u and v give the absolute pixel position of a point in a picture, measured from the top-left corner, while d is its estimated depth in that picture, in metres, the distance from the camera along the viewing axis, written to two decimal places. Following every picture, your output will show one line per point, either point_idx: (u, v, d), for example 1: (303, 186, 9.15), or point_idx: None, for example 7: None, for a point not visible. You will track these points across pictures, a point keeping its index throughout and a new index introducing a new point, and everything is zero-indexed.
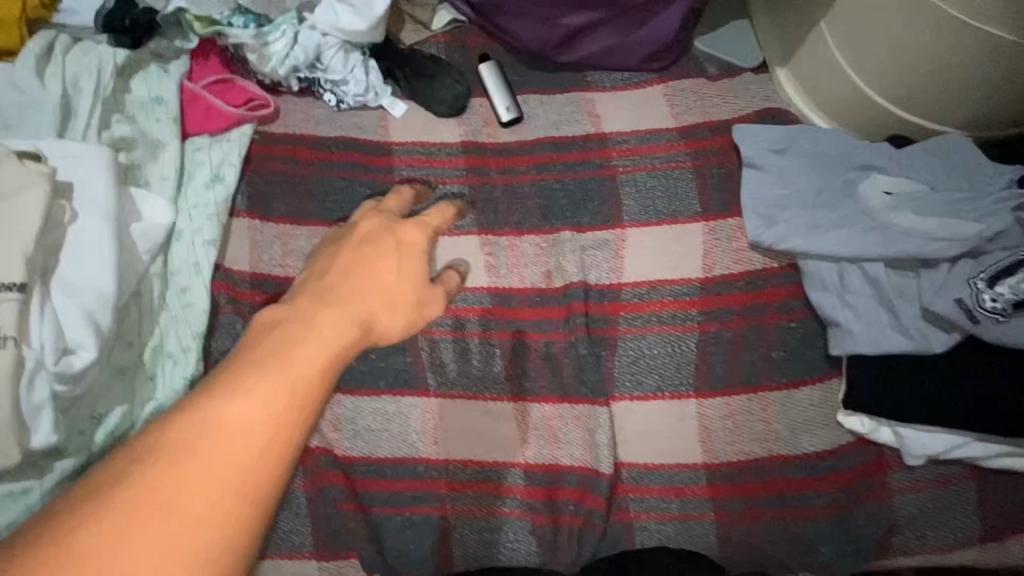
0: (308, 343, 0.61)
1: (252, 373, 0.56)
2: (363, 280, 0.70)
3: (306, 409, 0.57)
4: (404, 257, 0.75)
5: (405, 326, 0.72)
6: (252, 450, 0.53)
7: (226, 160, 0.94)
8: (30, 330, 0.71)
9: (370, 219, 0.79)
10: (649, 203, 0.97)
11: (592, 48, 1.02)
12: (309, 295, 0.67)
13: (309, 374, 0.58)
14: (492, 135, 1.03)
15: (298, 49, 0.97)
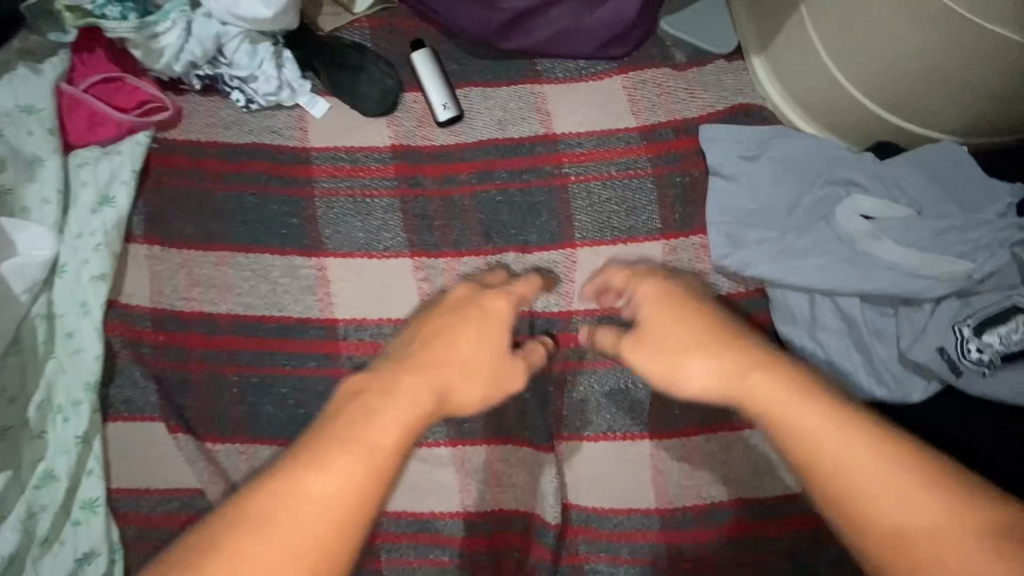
0: (386, 410, 0.55)
1: (329, 438, 0.52)
2: (442, 348, 0.65)
3: (388, 478, 0.52)
4: (489, 325, 0.70)
5: (482, 396, 0.66)
6: (329, 522, 0.48)
7: (117, 176, 0.81)
8: None
9: (459, 289, 0.75)
10: (604, 218, 0.86)
11: (542, 33, 0.88)
12: (390, 364, 0.62)
13: (389, 446, 0.53)
14: (429, 138, 0.90)
15: (195, 40, 0.82)
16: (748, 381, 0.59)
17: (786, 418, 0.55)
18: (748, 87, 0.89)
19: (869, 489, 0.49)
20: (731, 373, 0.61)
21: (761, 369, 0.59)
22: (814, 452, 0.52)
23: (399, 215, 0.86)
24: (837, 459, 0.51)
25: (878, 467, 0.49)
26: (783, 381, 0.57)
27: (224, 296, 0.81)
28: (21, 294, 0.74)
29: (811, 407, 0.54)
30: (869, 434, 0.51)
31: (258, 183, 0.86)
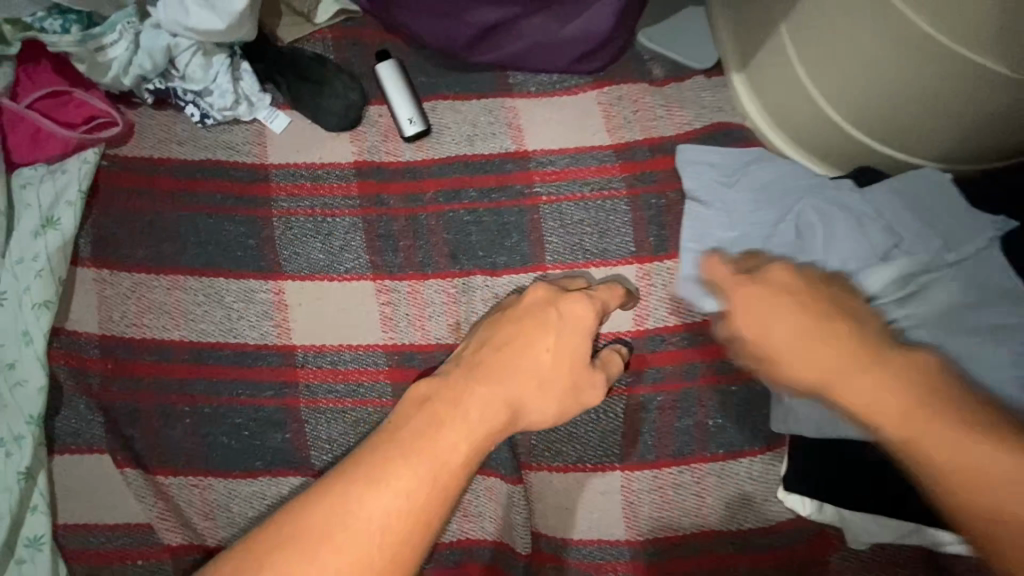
0: (459, 426, 0.60)
1: (400, 451, 0.56)
2: (521, 360, 0.67)
3: (446, 498, 0.56)
4: (565, 336, 0.70)
5: (549, 408, 0.68)
6: (389, 541, 0.53)
7: (62, 197, 0.78)
8: None
9: (535, 288, 0.74)
10: (576, 240, 0.82)
11: (512, 47, 0.84)
12: (473, 371, 0.66)
13: (454, 464, 0.57)
14: (394, 153, 0.86)
15: (143, 53, 0.79)
16: (834, 375, 0.57)
17: (881, 406, 0.54)
18: (727, 105, 0.86)
19: (993, 480, 0.48)
20: (820, 367, 0.58)
21: (846, 364, 0.57)
22: (915, 447, 0.52)
23: (362, 236, 0.83)
24: (940, 451, 0.50)
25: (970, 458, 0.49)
26: (873, 375, 0.56)
27: (178, 322, 0.78)
28: None
29: (902, 399, 0.53)
30: (965, 429, 0.50)
31: (216, 203, 0.82)
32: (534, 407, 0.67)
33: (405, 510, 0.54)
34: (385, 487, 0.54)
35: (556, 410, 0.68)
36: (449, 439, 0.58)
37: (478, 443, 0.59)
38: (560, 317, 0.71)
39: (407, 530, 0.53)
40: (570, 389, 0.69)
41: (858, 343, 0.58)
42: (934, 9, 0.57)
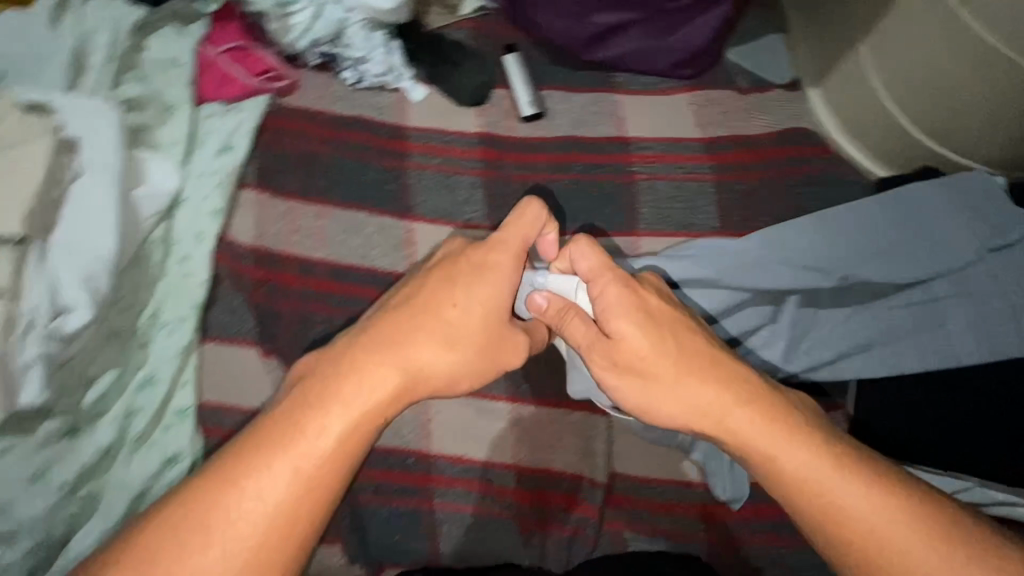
0: (354, 401, 0.62)
1: (299, 433, 0.60)
2: (431, 323, 0.67)
3: (339, 456, 0.60)
4: (482, 295, 0.68)
5: (454, 372, 0.67)
6: (290, 495, 0.58)
7: (240, 129, 0.93)
8: None
9: (453, 242, 0.75)
10: (668, 213, 0.93)
11: (622, 49, 0.99)
12: (377, 341, 0.66)
13: (344, 425, 0.61)
14: (511, 129, 1.00)
15: (322, 21, 0.95)
16: (727, 423, 0.65)
17: (774, 463, 0.63)
18: (805, 114, 1.00)
19: (870, 526, 0.60)
20: (713, 412, 0.66)
21: (732, 411, 0.65)
22: (808, 486, 0.62)
23: (481, 193, 0.96)
24: (830, 503, 0.61)
25: (849, 492, 0.61)
26: (761, 416, 0.65)
27: (321, 244, 0.90)
28: (146, 218, 0.83)
29: (799, 450, 0.63)
30: (852, 480, 0.61)
31: (360, 152, 0.96)
32: (438, 362, 0.66)
33: (300, 469, 0.59)
34: (278, 449, 0.59)
35: (472, 365, 0.68)
36: (344, 399, 0.62)
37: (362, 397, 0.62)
38: (476, 271, 0.69)
39: (298, 490, 0.58)
40: (478, 345, 0.68)
41: (755, 392, 0.67)
42: (1003, 27, 0.72)
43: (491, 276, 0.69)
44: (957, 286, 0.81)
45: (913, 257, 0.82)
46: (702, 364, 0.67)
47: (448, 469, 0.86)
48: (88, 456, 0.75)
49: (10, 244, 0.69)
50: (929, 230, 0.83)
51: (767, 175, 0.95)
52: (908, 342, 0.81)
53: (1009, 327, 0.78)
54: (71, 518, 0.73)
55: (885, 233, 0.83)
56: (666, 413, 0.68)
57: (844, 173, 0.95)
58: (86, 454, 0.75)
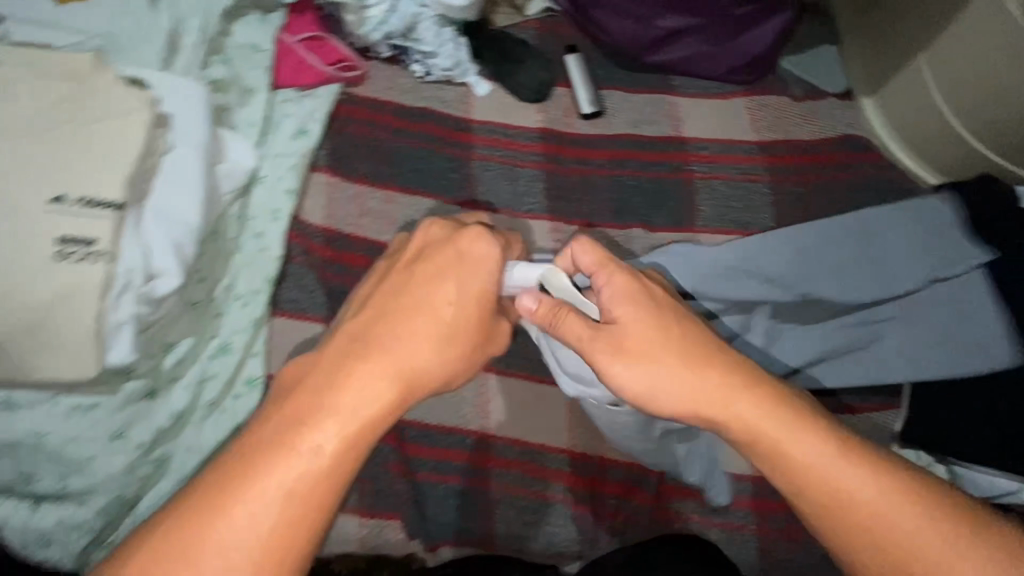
0: (340, 409, 0.56)
1: (281, 447, 0.54)
2: (413, 322, 0.61)
3: (340, 459, 0.55)
4: (465, 290, 0.64)
5: (445, 370, 0.62)
6: (289, 505, 0.52)
7: (314, 113, 0.96)
8: (110, 246, 0.69)
9: (434, 227, 0.68)
10: (724, 211, 0.96)
11: (682, 53, 1.03)
12: (356, 340, 0.60)
13: (339, 426, 0.55)
14: (571, 126, 1.02)
15: (397, 15, 0.98)
16: (735, 417, 0.61)
17: (784, 454, 0.60)
18: (859, 121, 1.03)
19: (888, 515, 0.57)
20: (720, 409, 0.61)
21: (739, 406, 0.61)
22: (827, 478, 0.59)
23: (542, 185, 0.98)
24: (848, 495, 0.58)
25: (867, 483, 0.58)
26: (769, 408, 0.61)
27: (387, 227, 0.93)
28: (226, 194, 0.86)
29: (813, 441, 0.60)
30: (868, 470, 0.59)
31: (426, 142, 0.99)
32: (431, 357, 0.60)
33: (298, 476, 0.53)
34: (268, 458, 0.54)
35: (467, 361, 0.64)
36: (337, 399, 0.56)
37: (354, 393, 0.57)
38: (452, 266, 0.64)
39: (297, 499, 0.53)
40: (470, 342, 0.63)
41: (760, 383, 0.62)
42: None
43: (471, 271, 0.64)
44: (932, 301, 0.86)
45: (864, 279, 0.87)
46: (696, 356, 0.63)
47: (505, 452, 0.87)
48: (163, 418, 0.77)
49: (110, 207, 0.69)
50: (878, 253, 0.87)
51: (822, 178, 0.97)
52: (846, 354, 0.86)
53: (949, 348, 0.84)
54: (146, 475, 0.76)
55: (828, 254, 0.88)
56: (662, 409, 0.64)
57: (897, 180, 0.98)
58: (162, 416, 0.78)
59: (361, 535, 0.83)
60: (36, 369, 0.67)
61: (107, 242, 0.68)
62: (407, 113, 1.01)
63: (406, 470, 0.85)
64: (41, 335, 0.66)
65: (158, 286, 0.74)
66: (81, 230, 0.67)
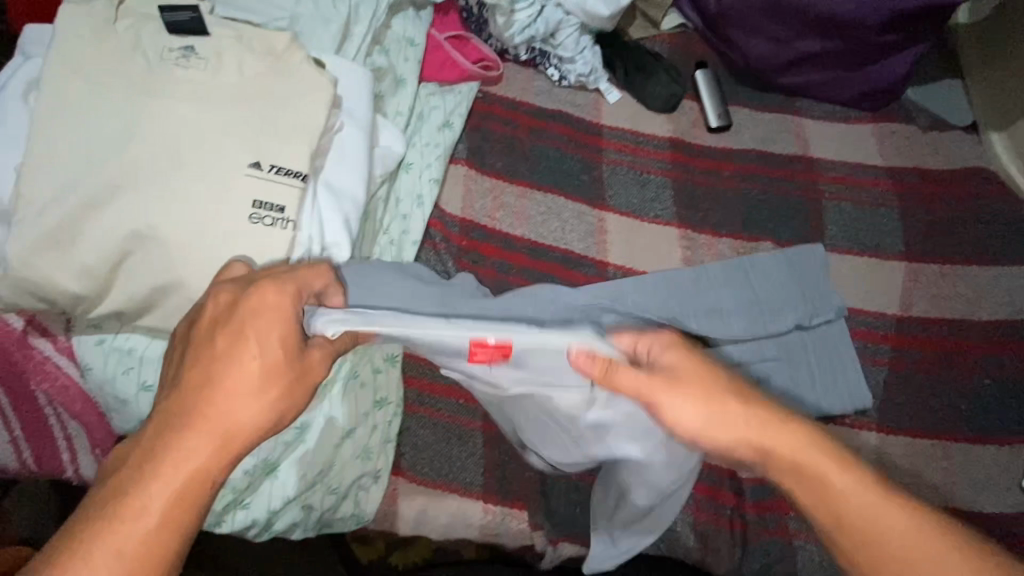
0: (156, 493, 0.48)
1: (77, 557, 0.45)
2: (222, 386, 0.52)
3: (161, 545, 0.47)
4: (271, 337, 0.53)
5: (269, 416, 0.53)
6: None
7: (457, 106, 1.00)
8: (294, 215, 0.71)
9: (222, 288, 0.57)
10: (853, 232, 0.97)
11: (813, 76, 1.04)
12: (167, 416, 0.51)
13: (148, 512, 0.47)
14: (699, 138, 1.05)
15: (541, 20, 1.02)
16: (772, 448, 0.57)
17: (827, 486, 0.55)
18: (988, 154, 1.03)
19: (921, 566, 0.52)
20: (755, 440, 0.57)
21: (778, 436, 0.57)
22: (857, 517, 0.54)
23: (670, 192, 1.00)
24: (877, 537, 0.53)
25: (898, 527, 0.53)
26: (796, 436, 0.57)
27: (521, 222, 0.96)
28: (378, 177, 0.89)
29: (842, 475, 0.55)
30: (902, 513, 0.54)
31: (557, 142, 1.02)
32: (252, 413, 0.52)
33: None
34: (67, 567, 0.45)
35: (292, 408, 0.55)
36: (150, 486, 0.48)
37: (162, 466, 0.49)
38: (250, 323, 0.53)
39: None
40: (296, 392, 0.55)
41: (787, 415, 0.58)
42: None
43: (268, 322, 0.54)
44: (815, 336, 0.90)
45: (750, 317, 0.88)
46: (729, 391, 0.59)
47: None
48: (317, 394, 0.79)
49: (297, 177, 0.72)
50: (753, 295, 0.90)
51: (951, 207, 0.98)
52: None
53: (821, 391, 0.87)
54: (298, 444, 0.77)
55: (722, 295, 0.90)
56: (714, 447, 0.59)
57: None
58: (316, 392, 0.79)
59: (485, 522, 0.82)
60: None
61: (293, 211, 0.71)
62: (540, 114, 1.04)
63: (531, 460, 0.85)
64: None
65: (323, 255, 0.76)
66: (272, 197, 0.71)
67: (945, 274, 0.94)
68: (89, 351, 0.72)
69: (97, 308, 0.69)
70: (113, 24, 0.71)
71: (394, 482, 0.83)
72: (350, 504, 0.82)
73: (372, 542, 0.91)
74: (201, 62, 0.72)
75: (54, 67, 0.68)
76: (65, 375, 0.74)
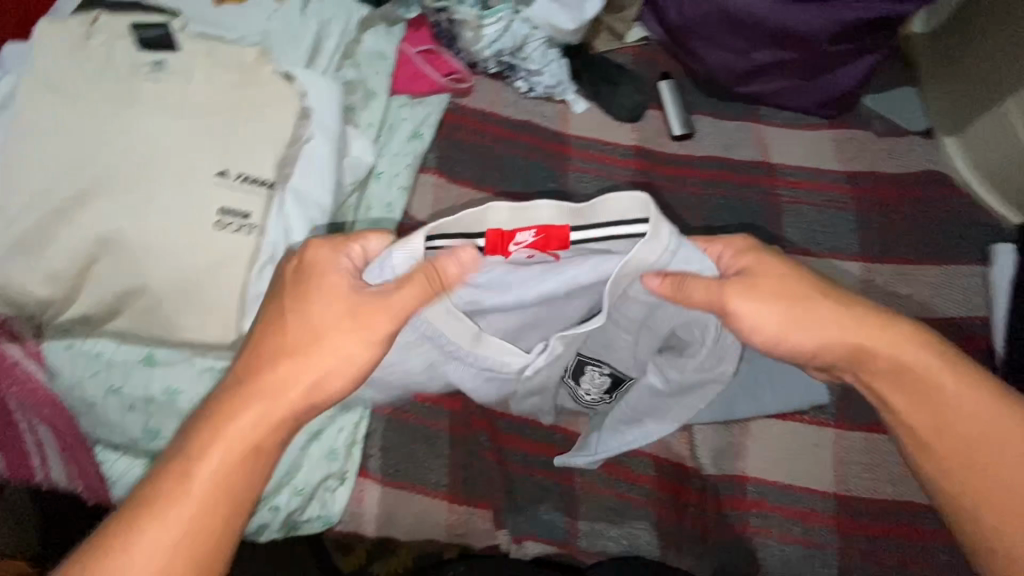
0: (245, 417, 0.59)
1: (161, 496, 0.55)
2: (289, 337, 0.61)
3: (250, 458, 0.58)
4: (330, 295, 0.62)
5: (332, 370, 0.61)
6: (208, 506, 0.56)
7: (427, 119, 1.03)
8: (259, 220, 0.74)
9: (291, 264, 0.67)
10: (811, 234, 1.00)
11: (773, 84, 1.08)
12: (241, 380, 0.60)
13: (241, 433, 0.58)
14: (664, 146, 1.08)
15: (508, 35, 1.06)
16: (869, 345, 0.64)
17: (913, 374, 0.64)
18: (941, 158, 1.06)
19: (991, 438, 0.62)
20: (898, 359, 0.64)
21: (879, 338, 0.64)
22: (934, 392, 0.63)
23: None
24: (952, 405, 0.63)
25: (981, 399, 0.63)
26: (887, 327, 0.64)
27: None
28: (347, 185, 0.92)
29: (920, 356, 0.64)
30: (967, 379, 0.63)
31: (526, 151, 1.05)
32: (320, 357, 0.61)
33: (210, 474, 0.56)
34: (183, 471, 0.56)
35: (353, 351, 0.62)
36: (245, 412, 0.59)
37: (251, 392, 0.60)
38: (316, 281, 0.63)
39: (213, 493, 0.56)
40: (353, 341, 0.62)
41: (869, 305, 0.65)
42: None
43: (322, 280, 0.63)
44: None
45: None
46: (830, 293, 0.65)
47: None
48: None
49: (264, 185, 0.75)
50: None
51: (907, 209, 1.01)
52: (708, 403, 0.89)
53: (783, 390, 0.90)
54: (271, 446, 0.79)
55: None
56: (796, 351, 0.66)
57: (980, 215, 1.01)
58: None
59: (450, 522, 0.84)
60: (182, 330, 0.72)
61: (258, 217, 0.74)
62: (510, 124, 1.07)
63: (498, 459, 0.87)
64: (195, 293, 0.71)
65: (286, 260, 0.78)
66: (238, 205, 0.73)
67: (901, 274, 0.97)
68: (59, 356, 0.74)
69: (68, 312, 0.72)
70: (88, 42, 0.74)
71: (362, 483, 0.85)
72: (317, 506, 0.83)
73: (354, 550, 0.85)
74: (172, 77, 0.75)
75: (29, 83, 0.71)
76: (31, 378, 0.73)
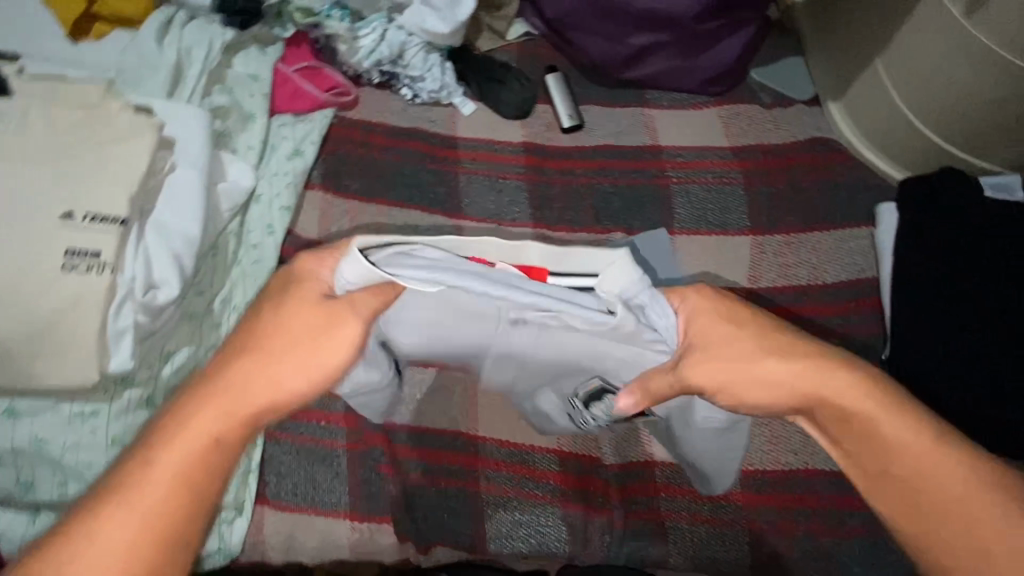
0: (211, 414, 0.53)
1: (103, 514, 0.49)
2: (263, 333, 0.56)
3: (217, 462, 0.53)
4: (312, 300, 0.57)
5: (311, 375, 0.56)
6: (163, 510, 0.50)
7: (308, 137, 1.01)
8: (113, 258, 0.73)
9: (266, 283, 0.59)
10: (701, 213, 1.00)
11: (658, 67, 1.07)
12: (196, 379, 0.55)
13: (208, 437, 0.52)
14: (553, 139, 1.07)
15: (384, 44, 1.05)
16: (822, 390, 0.56)
17: (875, 436, 0.56)
18: (826, 125, 1.07)
19: (966, 507, 0.53)
20: (847, 411, 0.56)
21: (834, 388, 0.56)
22: (895, 451, 0.55)
23: (526, 195, 1.03)
24: (918, 469, 0.54)
25: (952, 467, 0.54)
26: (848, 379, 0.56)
27: None
28: (225, 212, 0.91)
29: (888, 414, 0.55)
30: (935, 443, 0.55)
31: (414, 158, 1.04)
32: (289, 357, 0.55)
33: (165, 480, 0.51)
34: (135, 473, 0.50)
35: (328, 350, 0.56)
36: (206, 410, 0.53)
37: (214, 386, 0.54)
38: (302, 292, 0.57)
39: (169, 500, 0.50)
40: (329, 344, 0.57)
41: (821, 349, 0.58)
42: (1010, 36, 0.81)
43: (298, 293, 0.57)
44: None
45: None
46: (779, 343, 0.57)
47: (496, 450, 0.88)
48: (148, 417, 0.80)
49: (114, 222, 0.73)
50: None
51: (793, 178, 1.02)
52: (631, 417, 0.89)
53: None
54: None
55: None
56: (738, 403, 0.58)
57: (865, 179, 1.02)
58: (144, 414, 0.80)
59: (354, 541, 0.83)
60: (40, 377, 0.71)
61: (109, 255, 0.72)
62: (397, 132, 1.06)
63: (398, 473, 0.86)
64: (48, 339, 0.70)
65: (147, 295, 0.77)
66: (86, 243, 0.72)
67: (791, 244, 0.98)
68: None
69: None
70: None
71: (260, 510, 0.84)
72: (215, 539, 0.81)
73: None
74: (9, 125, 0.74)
75: None
76: None
